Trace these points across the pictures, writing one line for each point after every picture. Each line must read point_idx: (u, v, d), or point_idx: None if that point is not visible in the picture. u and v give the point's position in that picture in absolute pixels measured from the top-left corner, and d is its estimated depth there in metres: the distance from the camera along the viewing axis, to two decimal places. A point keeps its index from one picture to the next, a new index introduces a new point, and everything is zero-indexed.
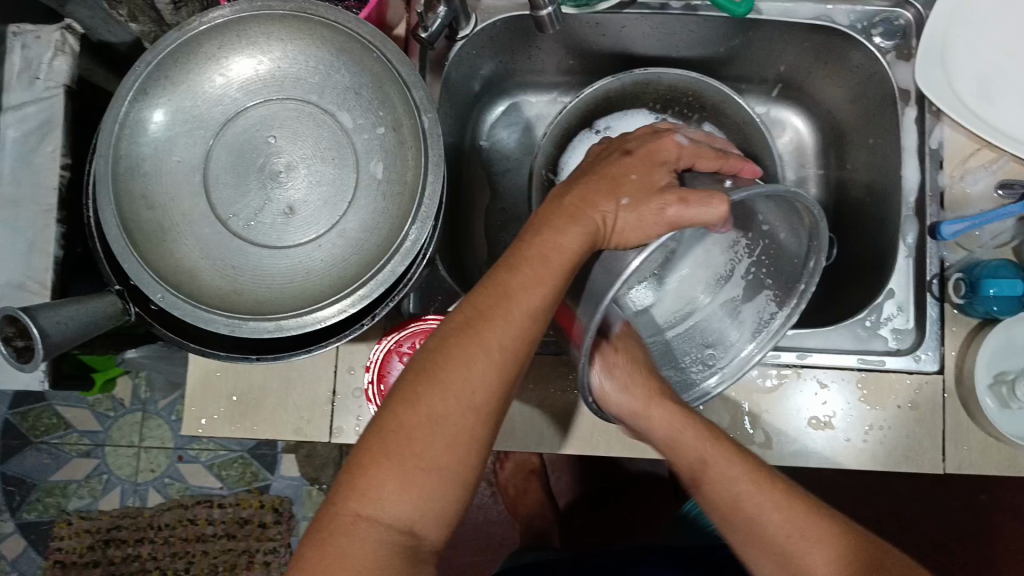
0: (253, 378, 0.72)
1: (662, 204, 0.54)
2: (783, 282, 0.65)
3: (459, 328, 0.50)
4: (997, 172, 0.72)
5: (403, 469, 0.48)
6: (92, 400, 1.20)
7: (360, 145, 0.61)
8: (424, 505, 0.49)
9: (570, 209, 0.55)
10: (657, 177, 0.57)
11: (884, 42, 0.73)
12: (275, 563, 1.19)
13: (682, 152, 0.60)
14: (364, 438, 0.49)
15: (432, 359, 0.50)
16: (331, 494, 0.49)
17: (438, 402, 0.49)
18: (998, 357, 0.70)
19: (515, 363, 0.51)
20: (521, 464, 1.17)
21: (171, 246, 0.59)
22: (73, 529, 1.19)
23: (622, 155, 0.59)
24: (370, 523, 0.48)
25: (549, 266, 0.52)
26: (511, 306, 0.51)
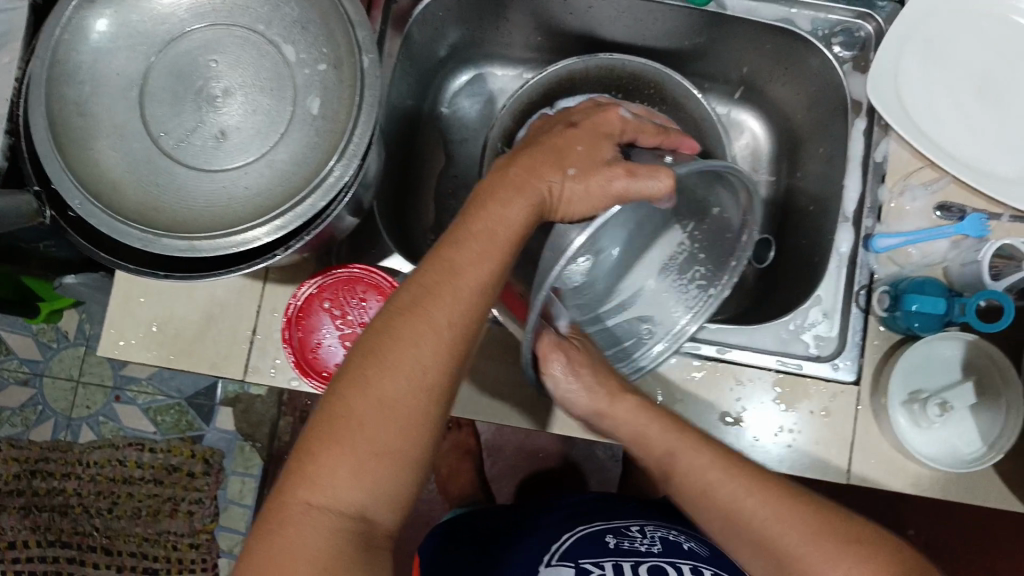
0: (176, 308, 0.72)
1: (608, 175, 0.57)
2: (714, 258, 0.69)
3: (405, 309, 0.52)
4: (936, 193, 0.72)
5: (353, 453, 0.49)
6: (36, 328, 1.19)
7: (300, 79, 0.61)
8: (377, 489, 0.50)
9: (517, 179, 0.57)
10: (601, 148, 0.60)
11: (842, 52, 0.74)
12: (198, 514, 1.19)
13: (626, 126, 0.62)
14: (312, 426, 0.51)
15: (379, 342, 0.52)
16: (282, 483, 0.50)
17: (387, 384, 0.51)
18: (914, 374, 0.70)
19: (464, 342, 0.53)
20: (458, 445, 1.17)
21: (97, 155, 0.59)
22: (1, 456, 1.18)
23: (567, 128, 0.61)
24: (320, 511, 0.49)
25: (493, 245, 0.55)
26: (456, 283, 0.53)
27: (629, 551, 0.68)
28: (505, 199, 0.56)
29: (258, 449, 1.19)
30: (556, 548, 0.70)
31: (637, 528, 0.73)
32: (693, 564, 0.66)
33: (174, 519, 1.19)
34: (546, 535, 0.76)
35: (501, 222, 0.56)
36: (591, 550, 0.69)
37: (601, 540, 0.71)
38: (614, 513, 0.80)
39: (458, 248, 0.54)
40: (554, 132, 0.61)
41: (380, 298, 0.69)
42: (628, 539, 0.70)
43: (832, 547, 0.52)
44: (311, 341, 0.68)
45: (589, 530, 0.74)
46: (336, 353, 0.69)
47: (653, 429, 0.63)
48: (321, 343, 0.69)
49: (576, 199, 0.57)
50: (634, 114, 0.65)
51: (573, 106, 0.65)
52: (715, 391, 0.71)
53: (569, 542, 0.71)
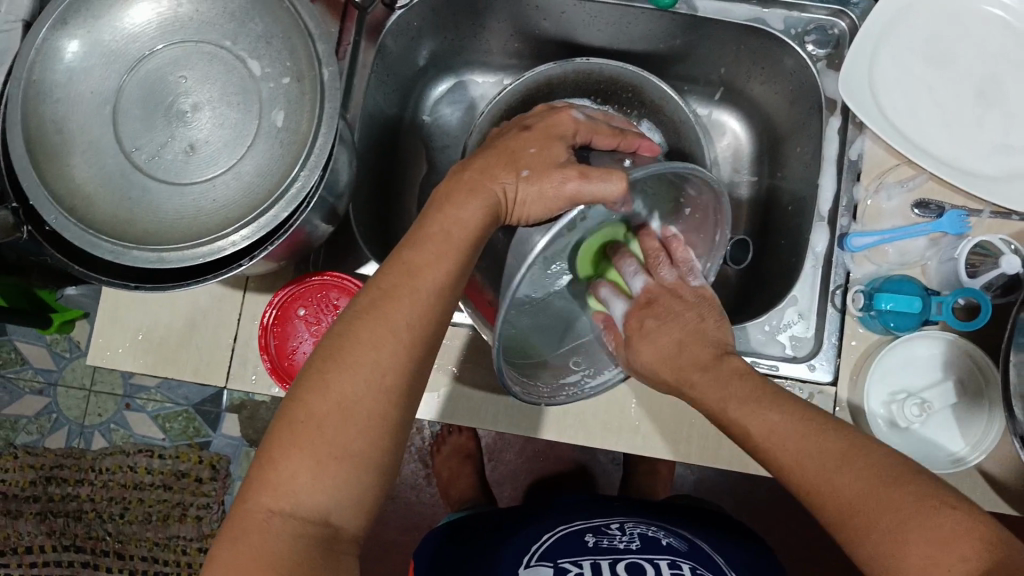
0: (159, 317, 0.74)
1: (560, 178, 0.56)
2: (692, 253, 0.67)
3: (364, 311, 0.52)
4: (913, 190, 0.71)
5: (315, 456, 0.48)
6: (49, 338, 1.23)
7: (266, 93, 0.63)
8: (340, 492, 0.49)
9: (470, 183, 0.57)
10: (554, 149, 0.59)
11: (817, 50, 0.74)
12: (206, 519, 1.22)
13: (579, 127, 0.63)
14: (273, 431, 0.49)
15: (340, 344, 0.51)
16: (243, 491, 0.49)
17: (347, 386, 0.50)
18: (894, 375, 0.69)
19: (424, 343, 0.53)
20: (458, 448, 1.16)
21: (70, 171, 0.61)
22: (17, 463, 1.22)
23: (521, 131, 0.61)
24: (282, 517, 0.47)
25: (450, 245, 0.54)
26: (415, 283, 0.53)
27: (606, 548, 0.67)
28: (460, 201, 0.56)
29: None
30: (536, 549, 0.70)
31: (617, 526, 0.73)
32: (670, 558, 0.65)
33: (183, 523, 1.22)
34: (528, 537, 0.75)
35: (457, 224, 0.55)
36: (569, 550, 0.68)
37: (580, 540, 0.71)
38: (598, 513, 0.80)
39: (417, 249, 0.54)
40: (511, 135, 0.61)
41: None
42: (607, 538, 0.70)
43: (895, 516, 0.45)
44: (287, 347, 0.70)
45: (567, 530, 0.74)
46: None
47: (702, 380, 0.55)
48: (297, 349, 0.70)
49: (531, 201, 0.57)
50: (589, 114, 0.65)
51: (528, 111, 0.66)
52: None
53: (548, 542, 0.71)
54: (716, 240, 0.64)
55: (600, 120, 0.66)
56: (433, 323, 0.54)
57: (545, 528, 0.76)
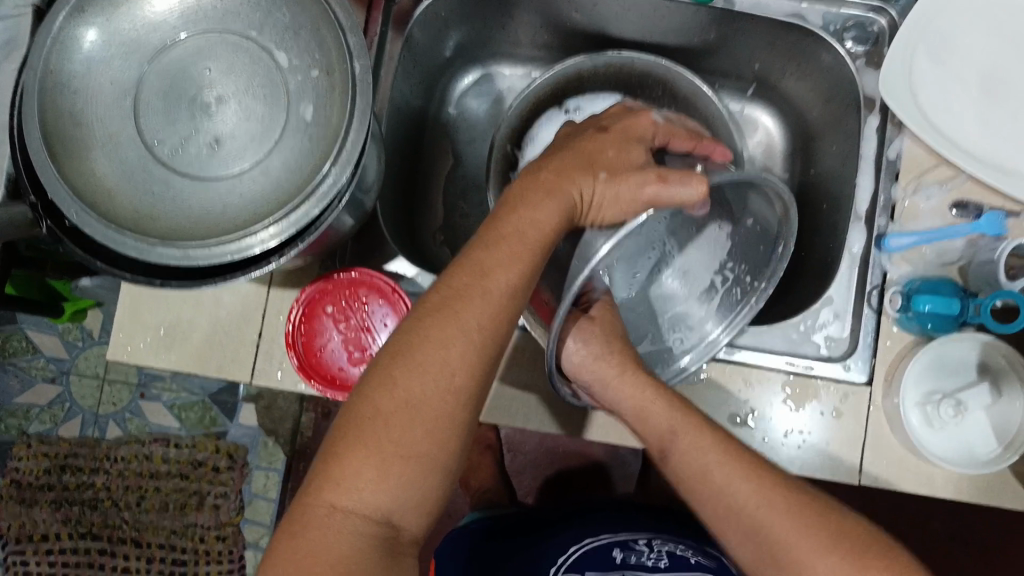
0: (182, 313, 0.73)
1: (639, 180, 0.55)
2: (752, 261, 0.65)
3: (434, 309, 0.49)
4: (952, 191, 0.70)
5: (380, 455, 0.46)
6: (61, 327, 1.22)
7: (293, 86, 0.61)
8: (405, 492, 0.47)
9: (548, 183, 0.55)
10: (632, 152, 0.58)
11: (855, 47, 0.72)
12: (223, 508, 1.20)
13: (657, 130, 0.62)
14: (337, 427, 0.47)
15: (407, 341, 0.49)
16: (305, 487, 0.47)
17: (415, 386, 0.47)
18: (930, 373, 0.68)
19: (496, 344, 0.50)
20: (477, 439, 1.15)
21: (91, 164, 0.59)
22: (31, 451, 1.21)
23: (598, 132, 0.60)
24: (344, 514, 0.45)
25: (523, 246, 0.52)
26: (487, 284, 0.50)
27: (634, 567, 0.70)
28: (534, 202, 0.54)
29: (281, 443, 1.20)
30: (561, 562, 0.71)
31: (645, 541, 0.74)
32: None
33: (202, 511, 1.21)
34: (557, 545, 0.76)
35: (531, 223, 0.53)
36: (596, 564, 0.70)
37: (608, 556, 0.71)
38: (621, 525, 0.79)
39: (491, 248, 0.51)
40: (585, 135, 0.60)
41: (382, 301, 0.68)
42: (635, 555, 0.72)
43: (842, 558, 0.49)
44: (315, 344, 0.68)
45: (594, 543, 0.74)
46: (341, 355, 0.68)
47: (658, 405, 0.59)
48: (326, 346, 0.68)
49: (605, 204, 0.55)
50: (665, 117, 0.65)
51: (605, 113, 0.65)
52: (723, 395, 0.70)
53: (576, 554, 0.72)
54: (780, 251, 0.63)
55: (677, 126, 0.65)
56: (503, 326, 0.51)
57: (574, 536, 0.76)
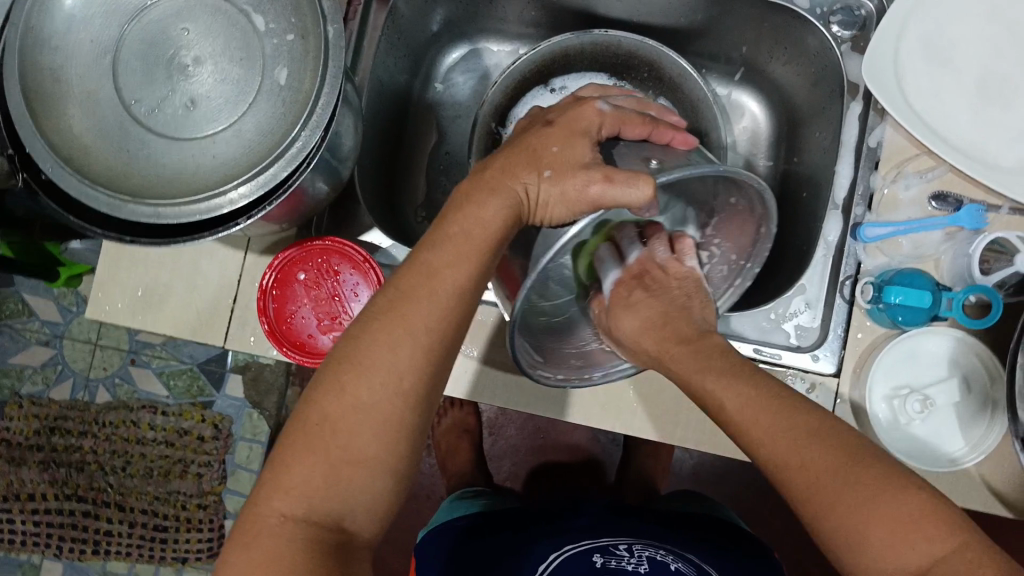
0: (158, 274, 0.73)
1: (584, 179, 0.52)
2: (738, 241, 0.63)
3: (382, 312, 0.50)
4: (932, 181, 0.69)
5: (330, 460, 0.48)
6: (57, 291, 1.23)
7: (269, 49, 0.61)
8: (354, 496, 0.48)
9: (491, 181, 0.54)
10: (578, 148, 0.54)
11: (841, 31, 0.71)
12: (206, 477, 1.21)
13: (605, 120, 0.56)
14: (289, 433, 0.49)
15: (354, 344, 0.50)
16: (256, 492, 0.48)
17: (364, 388, 0.48)
18: (898, 367, 0.67)
19: (444, 344, 0.51)
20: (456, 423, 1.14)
21: (67, 120, 0.60)
22: (23, 412, 1.23)
23: (543, 128, 0.56)
24: (294, 522, 0.46)
25: (469, 246, 0.52)
26: (433, 285, 0.51)
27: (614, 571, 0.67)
28: (480, 200, 0.53)
29: (265, 416, 1.21)
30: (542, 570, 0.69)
31: (624, 548, 0.72)
32: None
33: (184, 480, 1.22)
34: (541, 551, 0.73)
35: (478, 224, 0.52)
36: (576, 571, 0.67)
37: (587, 560, 0.69)
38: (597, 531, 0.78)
39: (436, 248, 0.52)
40: (532, 131, 0.57)
41: (353, 272, 0.68)
42: (615, 559, 0.69)
43: (858, 500, 0.44)
44: (286, 311, 0.68)
45: (576, 550, 0.72)
46: (310, 322, 0.69)
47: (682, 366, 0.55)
48: (296, 313, 0.68)
49: (553, 204, 0.53)
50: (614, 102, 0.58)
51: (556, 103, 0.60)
52: None
53: (555, 563, 0.70)
54: (762, 231, 0.60)
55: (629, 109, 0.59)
56: (451, 326, 0.51)
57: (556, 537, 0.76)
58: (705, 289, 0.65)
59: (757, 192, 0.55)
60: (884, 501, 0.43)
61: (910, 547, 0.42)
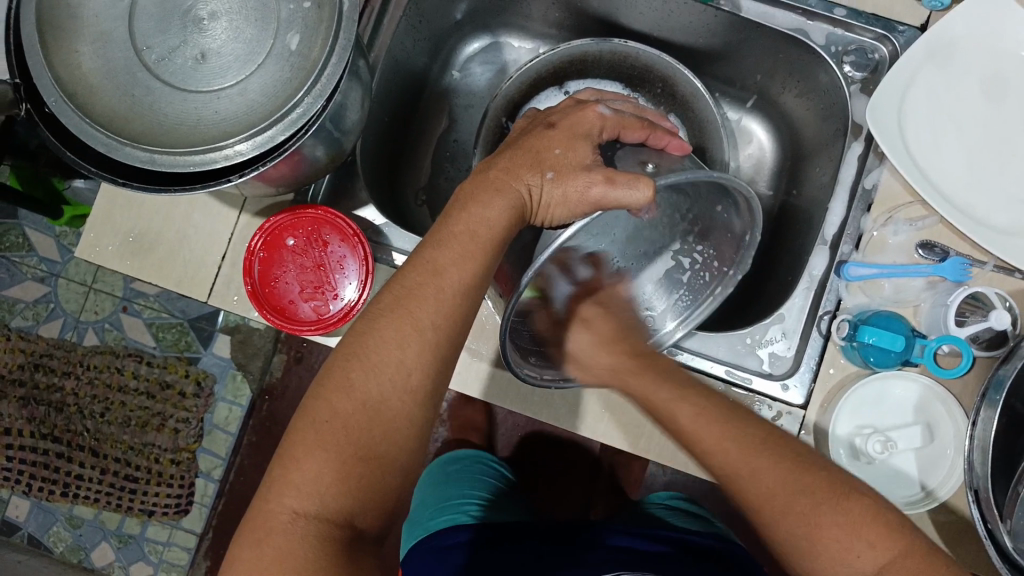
0: (152, 221, 0.74)
1: (586, 181, 0.54)
2: (721, 249, 0.65)
3: (389, 311, 0.51)
4: (921, 230, 0.69)
5: (341, 458, 0.48)
6: (59, 230, 1.25)
7: (284, 14, 0.62)
8: (365, 494, 0.49)
9: (496, 181, 0.55)
10: (580, 150, 0.56)
11: (853, 72, 0.72)
12: (183, 433, 1.23)
13: (607, 123, 0.59)
14: (294, 430, 0.49)
15: (361, 341, 0.50)
16: (265, 490, 0.48)
17: (373, 386, 0.49)
18: (863, 410, 0.67)
19: (450, 342, 0.52)
20: (462, 420, 1.14)
21: (77, 56, 0.60)
22: (9, 345, 1.24)
23: (545, 129, 0.58)
24: (306, 519, 0.47)
25: (477, 246, 0.52)
26: (441, 283, 0.51)
27: None
28: (485, 199, 0.54)
29: (249, 379, 1.23)
30: None
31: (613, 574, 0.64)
32: None
33: (160, 433, 1.23)
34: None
35: (480, 222, 0.53)
36: None
37: None
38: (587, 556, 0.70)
39: (443, 247, 0.52)
40: (533, 133, 0.58)
41: (342, 243, 0.70)
42: None
43: (803, 503, 0.49)
44: (271, 274, 0.69)
45: None
46: (293, 287, 0.70)
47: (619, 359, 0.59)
48: (281, 278, 0.70)
49: (554, 202, 0.55)
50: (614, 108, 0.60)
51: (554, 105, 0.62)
52: None
53: None
54: (746, 237, 0.62)
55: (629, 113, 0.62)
56: (458, 324, 0.52)
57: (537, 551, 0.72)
58: (688, 295, 0.67)
59: (748, 201, 0.57)
60: (829, 512, 0.48)
61: (856, 555, 0.48)
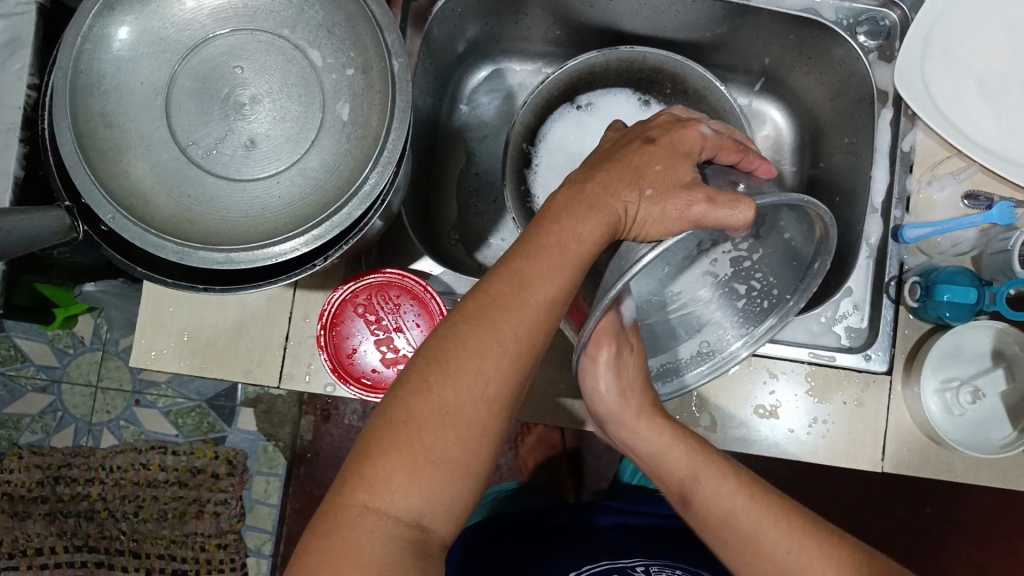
0: (206, 316, 0.72)
1: (687, 200, 0.50)
2: (788, 279, 0.61)
3: (472, 316, 0.47)
4: (965, 181, 0.73)
5: (412, 458, 0.45)
6: (52, 334, 1.19)
7: (328, 85, 0.61)
8: (437, 498, 0.45)
9: (591, 196, 0.50)
10: (681, 169, 0.53)
11: (868, 41, 0.74)
12: (223, 515, 1.19)
13: (706, 143, 0.55)
14: (369, 430, 0.46)
15: (444, 347, 0.47)
16: (336, 486, 0.46)
17: (450, 393, 0.46)
18: (945, 363, 0.70)
19: (532, 357, 0.48)
20: (543, 439, 1.16)
21: (126, 167, 0.58)
22: (23, 463, 1.18)
23: (644, 144, 0.54)
24: (376, 516, 0.44)
25: (565, 262, 0.49)
26: (526, 296, 0.47)
27: None
28: (578, 215, 0.50)
29: (281, 447, 1.19)
30: None
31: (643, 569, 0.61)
32: None
33: (201, 520, 1.19)
34: (565, 566, 0.65)
35: (572, 239, 0.49)
36: None
37: None
38: (623, 551, 0.67)
39: (530, 258, 0.48)
40: (630, 146, 0.54)
41: (413, 302, 0.68)
42: None
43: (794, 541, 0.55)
44: (345, 347, 0.68)
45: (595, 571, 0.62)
46: (372, 358, 0.68)
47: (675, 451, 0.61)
48: (356, 348, 0.68)
49: (651, 220, 0.50)
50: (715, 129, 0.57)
51: (651, 118, 0.58)
52: (747, 386, 0.72)
53: None
54: (814, 265, 0.59)
55: (724, 133, 0.58)
56: (540, 339, 0.48)
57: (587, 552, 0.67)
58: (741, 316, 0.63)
59: (824, 224, 0.55)
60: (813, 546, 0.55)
61: None
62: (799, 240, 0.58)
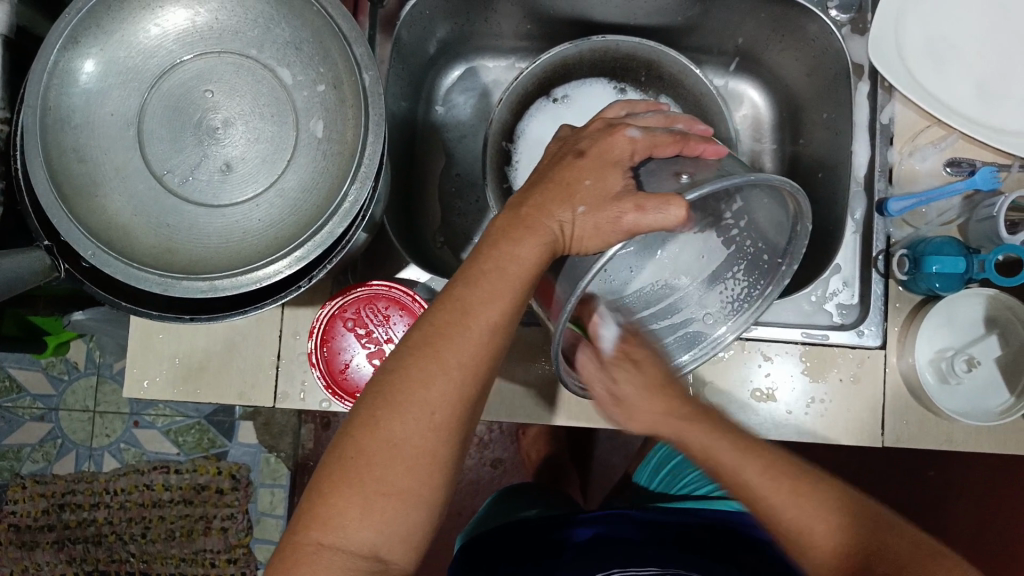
0: (195, 340, 0.71)
1: (617, 211, 0.49)
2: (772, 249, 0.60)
3: (417, 348, 0.47)
4: (945, 150, 0.73)
5: (363, 492, 0.45)
6: (45, 362, 1.19)
7: (301, 102, 0.60)
8: (390, 528, 0.46)
9: (525, 218, 0.51)
10: (610, 179, 0.52)
11: (840, 15, 0.73)
12: (231, 530, 1.19)
13: (636, 146, 0.53)
14: (323, 466, 0.47)
15: (389, 380, 0.47)
16: (293, 522, 0.46)
17: (397, 424, 0.46)
18: (939, 333, 0.70)
19: (477, 382, 0.48)
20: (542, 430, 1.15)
21: (103, 202, 0.57)
22: (27, 493, 1.18)
23: (574, 158, 0.54)
24: (331, 552, 0.45)
25: (506, 284, 0.49)
26: (468, 323, 0.48)
27: None
28: (515, 238, 0.50)
29: (283, 458, 1.19)
30: None
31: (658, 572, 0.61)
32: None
33: (209, 536, 1.19)
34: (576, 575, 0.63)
35: (512, 262, 0.49)
36: None
37: None
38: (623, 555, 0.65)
39: (470, 285, 0.48)
40: (560, 164, 0.54)
41: (402, 313, 0.68)
42: None
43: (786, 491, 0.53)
44: (338, 362, 0.67)
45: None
46: (366, 372, 0.67)
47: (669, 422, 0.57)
48: (347, 363, 0.67)
49: (588, 236, 0.50)
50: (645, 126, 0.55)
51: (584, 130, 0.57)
52: (741, 371, 0.71)
53: None
54: (797, 228, 0.57)
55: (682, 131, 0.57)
56: (484, 364, 0.48)
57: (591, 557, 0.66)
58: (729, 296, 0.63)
59: (792, 195, 0.53)
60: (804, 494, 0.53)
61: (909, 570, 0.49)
62: (777, 212, 0.58)
